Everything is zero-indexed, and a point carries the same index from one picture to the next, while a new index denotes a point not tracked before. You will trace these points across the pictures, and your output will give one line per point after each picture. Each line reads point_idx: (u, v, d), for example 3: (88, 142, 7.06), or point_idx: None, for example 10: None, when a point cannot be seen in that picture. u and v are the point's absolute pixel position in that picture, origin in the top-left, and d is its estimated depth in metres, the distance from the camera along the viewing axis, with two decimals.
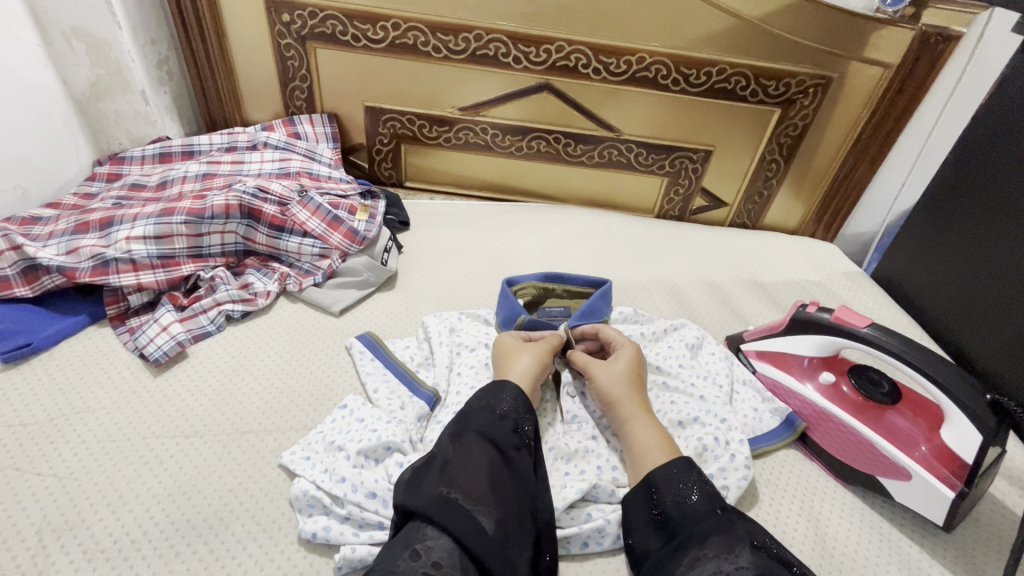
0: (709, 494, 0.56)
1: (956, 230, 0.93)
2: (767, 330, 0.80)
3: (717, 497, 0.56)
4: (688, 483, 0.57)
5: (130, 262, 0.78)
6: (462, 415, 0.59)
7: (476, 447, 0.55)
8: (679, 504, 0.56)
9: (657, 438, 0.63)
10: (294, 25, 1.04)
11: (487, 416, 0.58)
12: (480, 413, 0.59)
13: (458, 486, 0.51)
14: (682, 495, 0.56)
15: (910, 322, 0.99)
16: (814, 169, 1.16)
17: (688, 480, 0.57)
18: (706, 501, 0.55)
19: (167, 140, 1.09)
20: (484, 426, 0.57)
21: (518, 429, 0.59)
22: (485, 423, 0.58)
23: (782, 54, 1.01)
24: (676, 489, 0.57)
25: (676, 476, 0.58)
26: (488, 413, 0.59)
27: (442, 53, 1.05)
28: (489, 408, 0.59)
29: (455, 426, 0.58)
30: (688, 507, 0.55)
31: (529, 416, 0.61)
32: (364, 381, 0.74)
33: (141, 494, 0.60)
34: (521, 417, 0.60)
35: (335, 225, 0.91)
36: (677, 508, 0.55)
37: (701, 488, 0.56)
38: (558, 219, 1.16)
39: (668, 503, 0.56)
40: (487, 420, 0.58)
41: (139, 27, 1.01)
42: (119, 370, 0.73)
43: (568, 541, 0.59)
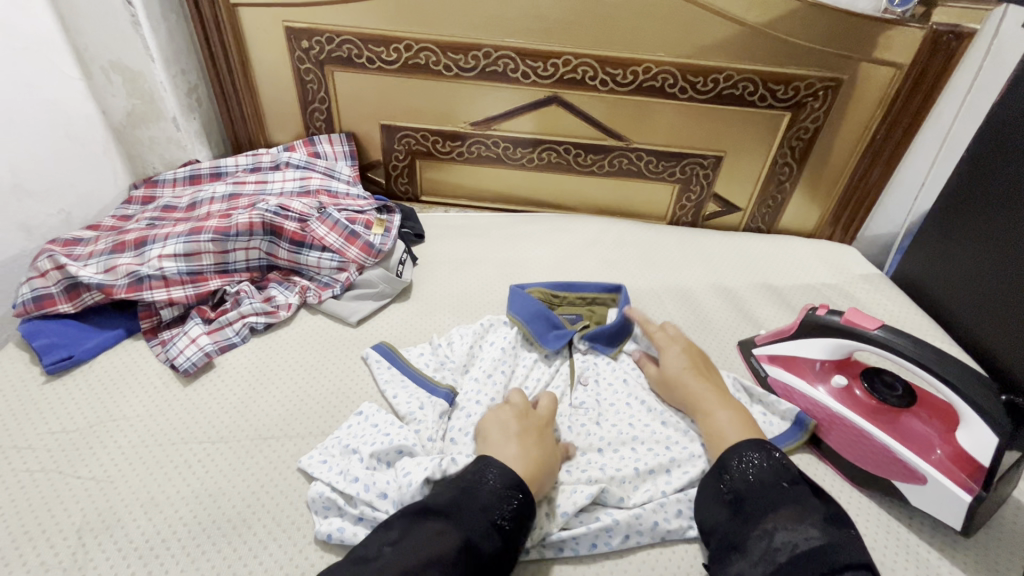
0: (776, 468, 0.57)
1: (976, 229, 0.91)
2: (781, 334, 0.80)
3: (783, 471, 0.57)
4: (751, 462, 0.58)
5: (162, 278, 0.83)
6: (455, 503, 0.54)
7: (447, 539, 0.50)
8: (744, 477, 0.57)
9: (731, 416, 0.66)
10: (313, 50, 1.10)
11: (476, 504, 0.53)
12: (473, 511, 0.53)
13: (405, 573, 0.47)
14: (749, 471, 0.57)
15: (930, 324, 0.97)
16: (828, 171, 1.15)
17: (754, 462, 0.58)
18: (773, 474, 0.57)
19: (197, 163, 1.15)
20: (468, 518, 0.52)
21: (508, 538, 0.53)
22: (474, 524, 0.52)
23: (790, 59, 1.01)
24: (742, 463, 0.58)
25: (740, 456, 0.59)
26: (481, 514, 0.53)
27: (453, 71, 1.09)
28: (480, 498, 0.54)
29: (442, 512, 0.53)
30: (754, 480, 0.57)
31: (523, 515, 0.54)
32: (382, 389, 0.76)
33: (170, 496, 0.63)
34: (515, 524, 0.54)
35: (352, 240, 0.94)
36: (744, 481, 0.57)
37: (766, 467, 0.57)
38: (569, 228, 1.17)
39: (734, 478, 0.58)
40: (475, 519, 0.52)
41: (170, 58, 1.08)
42: (151, 379, 0.77)
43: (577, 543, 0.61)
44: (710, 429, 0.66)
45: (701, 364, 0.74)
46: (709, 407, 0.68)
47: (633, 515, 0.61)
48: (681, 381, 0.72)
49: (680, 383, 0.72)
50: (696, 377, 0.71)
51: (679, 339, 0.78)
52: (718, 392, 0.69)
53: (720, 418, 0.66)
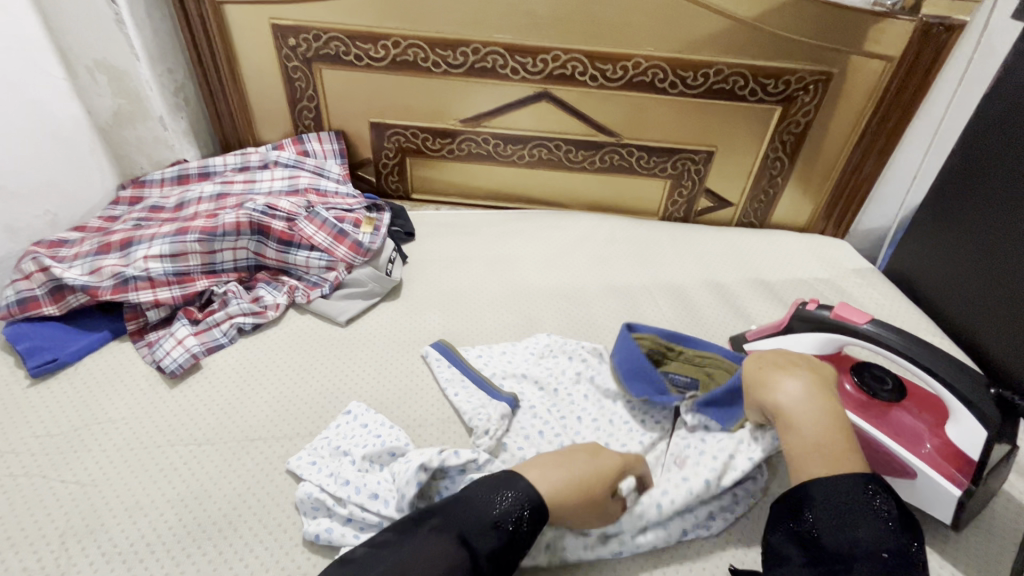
0: (881, 535, 0.46)
1: (967, 223, 0.91)
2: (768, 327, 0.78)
3: (889, 540, 0.46)
4: (854, 518, 0.47)
5: (148, 279, 0.83)
6: (458, 503, 0.53)
7: (450, 551, 0.49)
8: (837, 536, 0.47)
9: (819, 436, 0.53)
10: (300, 48, 1.09)
11: (481, 513, 0.52)
12: (472, 511, 0.52)
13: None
14: (846, 523, 0.47)
15: (921, 319, 0.97)
16: (820, 164, 1.14)
17: (857, 516, 0.47)
18: (873, 540, 0.46)
19: (184, 163, 1.14)
20: (472, 526, 0.51)
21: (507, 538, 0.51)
22: (472, 525, 0.51)
23: (780, 53, 1.01)
24: (837, 516, 0.48)
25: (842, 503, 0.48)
26: (480, 515, 0.51)
27: (442, 68, 1.08)
28: (486, 509, 0.52)
29: (444, 513, 0.52)
30: (849, 541, 0.46)
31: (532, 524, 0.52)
32: (444, 386, 0.76)
33: (155, 499, 0.63)
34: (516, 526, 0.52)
35: (341, 238, 0.93)
36: (835, 539, 0.47)
37: (871, 521, 0.47)
38: (561, 225, 1.17)
39: (820, 527, 0.48)
40: (473, 521, 0.51)
41: (156, 57, 1.07)
42: (138, 382, 0.77)
43: (564, 546, 0.59)
44: (798, 449, 0.54)
45: (792, 364, 0.60)
46: (803, 422, 0.54)
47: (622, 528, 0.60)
48: (770, 384, 0.58)
49: (769, 387, 0.58)
50: (789, 380, 0.58)
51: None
52: (816, 400, 0.56)
53: (816, 440, 0.53)
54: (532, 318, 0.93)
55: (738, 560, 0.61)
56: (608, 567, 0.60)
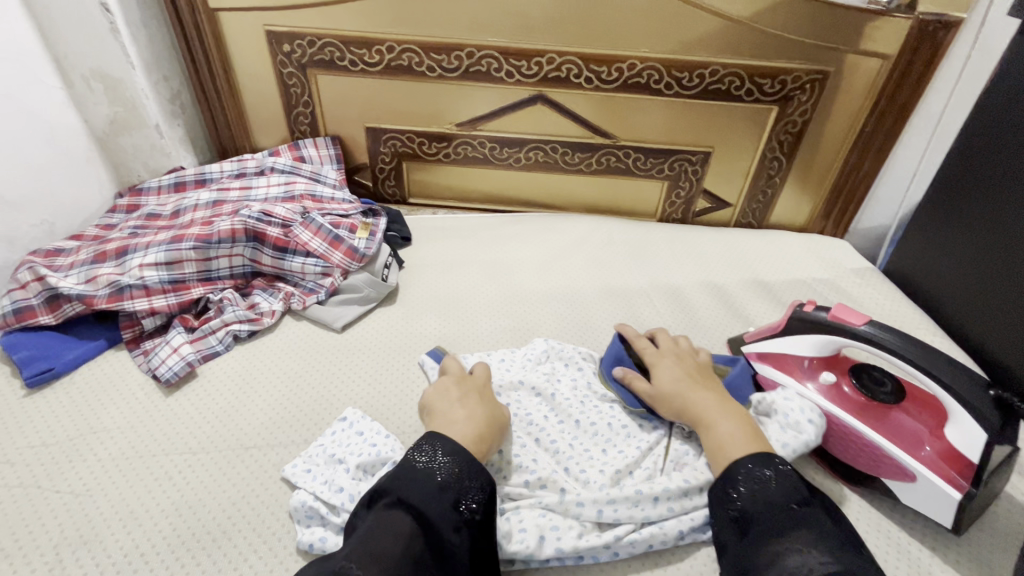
0: (791, 488, 0.53)
1: (966, 221, 0.90)
2: (765, 330, 0.77)
3: (797, 493, 0.53)
4: (765, 481, 0.54)
5: (143, 287, 0.83)
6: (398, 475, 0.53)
7: (402, 525, 0.49)
8: (755, 494, 0.53)
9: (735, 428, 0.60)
10: (295, 54, 1.09)
11: (425, 484, 0.51)
12: (417, 479, 0.52)
13: (373, 565, 0.46)
14: (761, 489, 0.53)
15: (921, 318, 0.96)
16: (818, 163, 1.14)
17: (768, 481, 0.54)
18: (784, 495, 0.53)
19: (181, 170, 1.15)
20: (419, 497, 0.50)
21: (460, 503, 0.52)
22: (421, 492, 0.51)
23: (775, 52, 1.00)
24: (755, 479, 0.54)
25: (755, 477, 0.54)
26: (427, 482, 0.52)
27: (437, 72, 1.08)
28: (426, 476, 0.52)
29: (386, 485, 0.52)
30: (767, 500, 0.53)
31: (479, 490, 0.53)
32: None
33: (150, 509, 0.63)
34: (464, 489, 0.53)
35: (336, 244, 0.93)
36: (755, 500, 0.53)
37: (783, 487, 0.53)
38: (558, 227, 1.16)
39: (744, 492, 0.54)
40: (423, 488, 0.51)
41: (152, 65, 1.07)
42: (133, 391, 0.76)
43: (557, 538, 0.58)
44: (717, 444, 0.60)
45: (700, 376, 0.68)
46: (716, 421, 0.62)
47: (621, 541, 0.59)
48: (684, 396, 0.66)
49: (684, 396, 0.66)
50: (698, 389, 0.66)
51: (673, 354, 0.72)
52: (724, 403, 0.64)
53: (727, 431, 0.60)
54: (529, 322, 0.93)
55: None
56: (604, 572, 0.60)
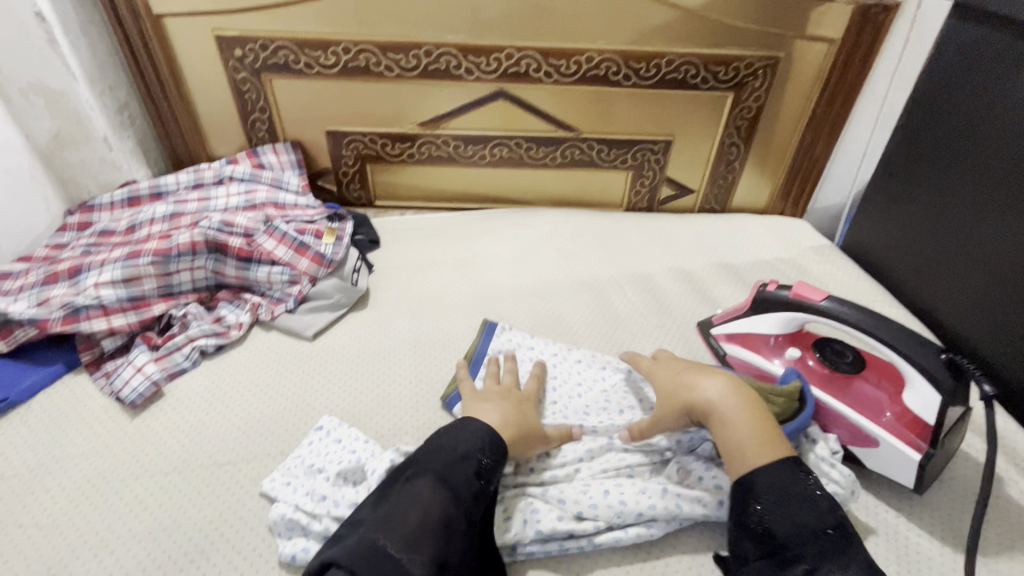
0: (821, 511, 0.52)
1: (913, 196, 0.94)
2: (732, 313, 0.79)
3: (827, 515, 0.52)
4: (793, 498, 0.52)
5: (100, 307, 0.79)
6: (424, 452, 0.58)
7: (425, 491, 0.54)
8: (786, 521, 0.52)
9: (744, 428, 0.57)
10: (247, 59, 1.06)
11: (444, 459, 0.57)
12: (440, 455, 0.57)
13: (397, 534, 0.50)
14: (788, 502, 0.52)
15: (878, 290, 1.00)
16: (775, 145, 1.17)
17: (799, 503, 0.52)
18: (816, 520, 0.51)
19: (134, 184, 1.11)
20: (441, 468, 0.56)
21: (478, 474, 0.57)
22: (442, 465, 0.56)
23: (727, 40, 1.03)
24: (783, 505, 0.52)
25: (778, 490, 0.53)
26: (448, 455, 0.57)
27: (395, 72, 1.07)
28: (447, 452, 0.58)
29: (411, 466, 0.57)
30: (796, 524, 0.51)
31: (495, 457, 0.59)
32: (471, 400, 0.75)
33: (122, 534, 0.61)
34: (483, 461, 0.58)
35: (302, 251, 0.91)
36: (784, 526, 0.51)
37: (810, 503, 0.52)
38: (526, 222, 1.17)
39: (771, 518, 0.52)
40: (444, 461, 0.57)
41: (95, 76, 1.03)
42: (96, 414, 0.74)
43: (538, 521, 0.60)
44: (729, 445, 0.57)
45: (709, 360, 0.65)
46: (728, 412, 0.58)
47: (612, 538, 0.60)
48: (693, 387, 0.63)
49: (689, 382, 0.63)
50: (706, 373, 0.63)
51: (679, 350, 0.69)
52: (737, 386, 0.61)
53: (739, 434, 0.57)
54: (503, 320, 0.92)
55: (723, 547, 0.61)
56: (590, 562, 0.60)
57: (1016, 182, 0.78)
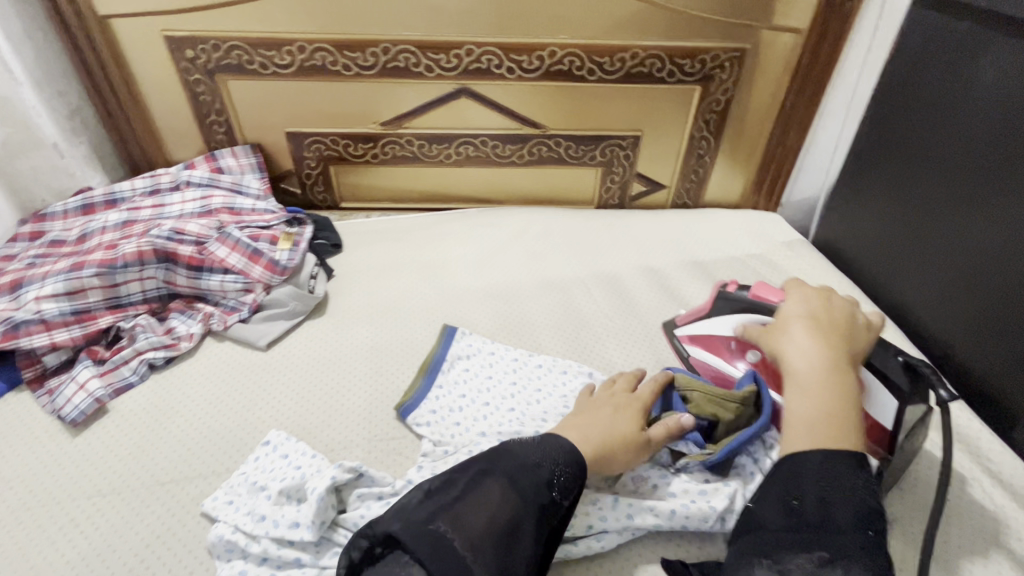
0: (868, 509, 0.48)
1: (881, 189, 0.93)
2: (691, 316, 0.78)
3: (875, 515, 0.48)
4: (841, 484, 0.49)
5: (42, 322, 0.77)
6: (500, 449, 0.55)
7: (494, 493, 0.51)
8: (819, 501, 0.48)
9: (816, 408, 0.53)
10: (200, 60, 1.03)
11: (521, 461, 0.54)
12: (517, 456, 0.54)
13: (462, 531, 0.48)
14: (835, 491, 0.48)
15: (848, 285, 0.99)
16: (746, 139, 1.15)
17: (843, 489, 0.48)
18: (861, 517, 0.47)
19: (89, 191, 1.07)
20: (517, 471, 0.53)
21: (553, 482, 0.53)
22: (517, 466, 0.53)
23: (692, 32, 1.00)
24: (825, 484, 0.49)
25: (829, 473, 0.49)
26: (524, 458, 0.54)
27: (353, 71, 1.04)
28: (525, 454, 0.54)
29: (485, 459, 0.54)
30: (831, 510, 0.48)
31: (573, 470, 0.54)
32: (431, 413, 0.73)
33: (55, 560, 0.59)
34: (557, 470, 0.54)
35: (256, 258, 0.89)
36: (819, 509, 0.48)
37: (858, 498, 0.48)
38: (494, 222, 1.14)
39: (808, 496, 0.49)
40: (518, 464, 0.53)
41: (42, 80, 0.99)
42: (36, 434, 0.71)
43: None
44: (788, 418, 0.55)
45: (828, 328, 0.60)
46: (812, 387, 0.55)
47: (563, 552, 0.58)
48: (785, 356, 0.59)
49: (785, 337, 0.61)
50: (812, 338, 0.59)
51: (836, 304, 0.63)
52: (833, 360, 0.57)
53: (806, 410, 0.54)
54: (465, 325, 0.90)
55: (676, 552, 0.60)
56: None
57: (980, 173, 0.77)
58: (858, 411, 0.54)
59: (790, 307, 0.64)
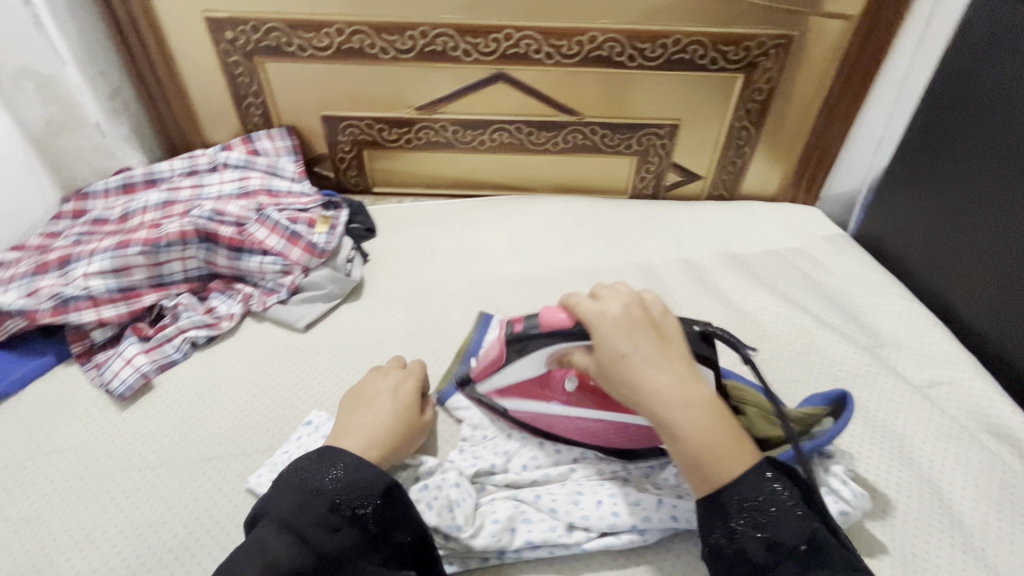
0: (797, 525, 0.50)
1: (933, 182, 0.90)
2: (487, 368, 0.66)
3: (804, 529, 0.50)
4: (767, 514, 0.50)
5: (89, 298, 0.78)
6: (279, 487, 0.52)
7: (280, 536, 0.49)
8: (759, 543, 0.49)
9: (710, 447, 0.51)
10: (239, 41, 1.03)
11: (293, 499, 0.51)
12: (293, 495, 0.51)
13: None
14: (766, 529, 0.49)
15: (892, 282, 0.96)
16: (788, 130, 1.12)
17: (774, 519, 0.50)
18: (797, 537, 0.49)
19: (128, 171, 1.09)
20: (287, 515, 0.50)
21: (350, 513, 0.51)
22: (291, 508, 0.50)
23: (738, 18, 0.98)
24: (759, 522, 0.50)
25: (752, 510, 0.50)
26: (298, 496, 0.51)
27: (391, 54, 1.03)
28: (297, 491, 0.51)
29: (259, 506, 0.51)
30: (771, 547, 0.49)
31: (366, 498, 0.52)
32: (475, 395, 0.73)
33: (107, 530, 0.60)
34: (347, 501, 0.51)
35: (295, 240, 0.89)
36: (760, 548, 0.49)
37: (787, 519, 0.50)
38: (527, 210, 1.13)
39: (748, 541, 0.50)
40: (292, 503, 0.51)
41: (85, 60, 1.00)
42: (85, 407, 0.73)
43: (528, 530, 0.58)
44: (692, 464, 0.52)
45: (661, 347, 0.54)
46: (689, 430, 0.52)
47: (605, 545, 0.58)
48: (653, 402, 0.53)
49: (631, 376, 0.54)
50: (658, 374, 0.53)
51: (621, 311, 0.55)
52: (684, 388, 0.53)
53: (705, 454, 0.51)
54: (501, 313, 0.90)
55: None
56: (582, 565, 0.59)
57: None
58: (730, 421, 0.53)
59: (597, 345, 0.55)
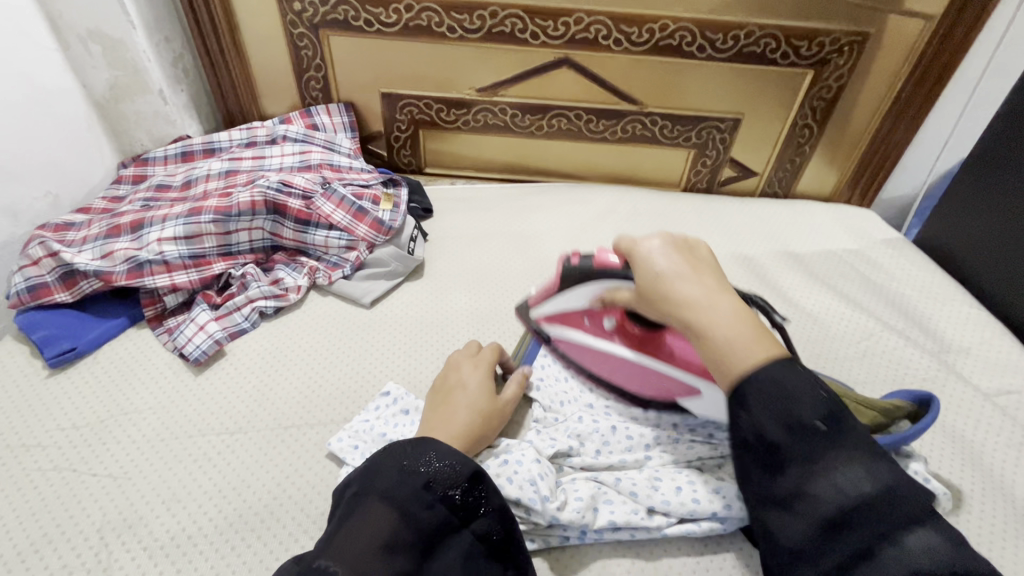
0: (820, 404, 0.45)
1: (1007, 189, 0.88)
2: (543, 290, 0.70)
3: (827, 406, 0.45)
4: (792, 398, 0.45)
5: (163, 263, 0.79)
6: (374, 465, 0.51)
7: (380, 513, 0.47)
8: (787, 427, 0.45)
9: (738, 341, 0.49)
10: (306, 13, 1.02)
11: (394, 475, 0.50)
12: (391, 472, 0.50)
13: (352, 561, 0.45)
14: (784, 409, 0.45)
15: (956, 288, 0.95)
16: (851, 131, 1.10)
17: (797, 398, 0.45)
18: (822, 415, 0.45)
19: (188, 139, 1.09)
20: (388, 489, 0.49)
21: (445, 494, 0.50)
22: (392, 483, 0.49)
23: (815, 11, 0.96)
24: (784, 408, 0.45)
25: (776, 399, 0.45)
26: (397, 473, 0.50)
27: (457, 33, 1.02)
28: (396, 470, 0.50)
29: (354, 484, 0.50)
30: (797, 429, 0.45)
31: (462, 481, 0.50)
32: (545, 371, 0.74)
33: (193, 491, 0.61)
34: (445, 482, 0.50)
35: (360, 216, 0.89)
36: (787, 430, 0.45)
37: (808, 398, 0.45)
38: (582, 198, 1.13)
39: (772, 425, 0.45)
40: (392, 479, 0.49)
41: (152, 26, 1.00)
42: (160, 370, 0.74)
43: (609, 511, 0.58)
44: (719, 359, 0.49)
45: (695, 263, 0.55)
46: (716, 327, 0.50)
47: (685, 531, 0.58)
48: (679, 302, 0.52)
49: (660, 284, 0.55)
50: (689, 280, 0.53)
51: (661, 233, 0.58)
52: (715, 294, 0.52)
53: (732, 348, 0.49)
54: None
55: None
56: (658, 549, 0.60)
57: None
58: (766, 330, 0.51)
59: (634, 263, 0.57)
